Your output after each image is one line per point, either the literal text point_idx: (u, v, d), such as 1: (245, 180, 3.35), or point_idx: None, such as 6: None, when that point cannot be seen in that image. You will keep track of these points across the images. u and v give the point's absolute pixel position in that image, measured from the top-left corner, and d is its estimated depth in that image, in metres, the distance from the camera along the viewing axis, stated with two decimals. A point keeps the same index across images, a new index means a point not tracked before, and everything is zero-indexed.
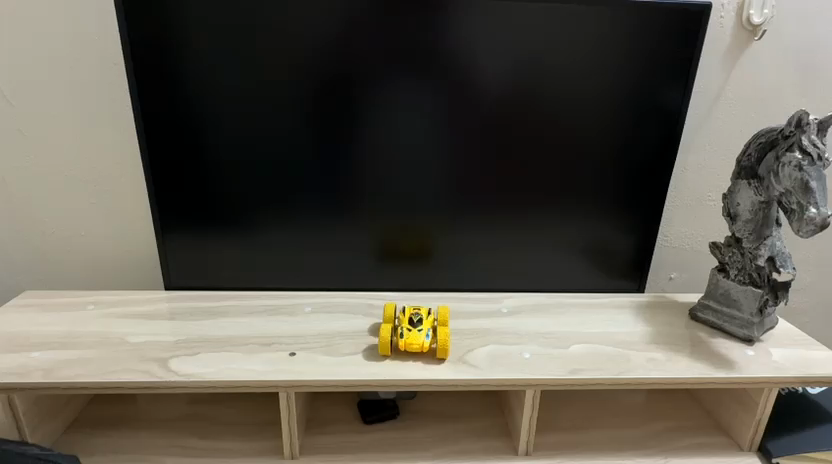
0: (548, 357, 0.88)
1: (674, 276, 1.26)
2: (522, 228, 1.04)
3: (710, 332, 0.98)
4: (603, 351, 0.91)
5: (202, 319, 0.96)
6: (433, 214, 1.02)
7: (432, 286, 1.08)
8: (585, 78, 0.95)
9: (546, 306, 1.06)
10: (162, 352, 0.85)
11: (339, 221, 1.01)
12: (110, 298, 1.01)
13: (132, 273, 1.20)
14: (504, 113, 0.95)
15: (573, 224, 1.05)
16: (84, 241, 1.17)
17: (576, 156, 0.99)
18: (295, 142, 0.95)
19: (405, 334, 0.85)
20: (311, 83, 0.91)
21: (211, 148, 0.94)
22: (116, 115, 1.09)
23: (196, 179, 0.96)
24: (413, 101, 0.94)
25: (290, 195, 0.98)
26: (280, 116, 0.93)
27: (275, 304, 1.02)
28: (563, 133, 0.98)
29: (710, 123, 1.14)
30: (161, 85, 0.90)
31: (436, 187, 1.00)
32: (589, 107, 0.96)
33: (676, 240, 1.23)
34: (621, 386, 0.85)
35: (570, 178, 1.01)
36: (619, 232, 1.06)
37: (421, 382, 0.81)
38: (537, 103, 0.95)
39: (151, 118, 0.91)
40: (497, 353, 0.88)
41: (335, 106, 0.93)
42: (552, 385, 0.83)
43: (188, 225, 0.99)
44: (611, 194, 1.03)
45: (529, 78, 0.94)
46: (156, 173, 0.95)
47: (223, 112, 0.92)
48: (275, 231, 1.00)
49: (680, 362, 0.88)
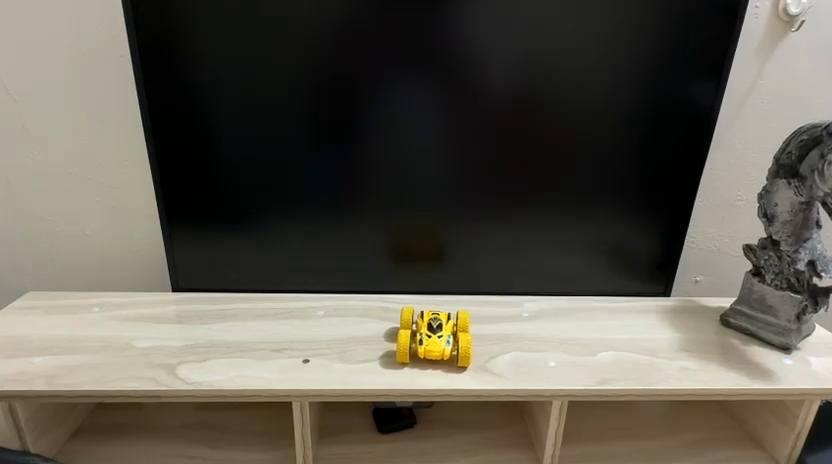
0: (574, 365, 0.83)
1: (699, 279, 1.20)
2: (543, 228, 1.00)
3: (744, 339, 0.93)
4: (631, 359, 0.86)
5: (210, 322, 0.92)
6: (449, 213, 0.97)
7: (448, 288, 1.03)
8: (611, 72, 0.90)
9: (567, 310, 1.01)
10: (169, 358, 0.81)
11: (352, 220, 0.96)
12: (114, 299, 0.97)
13: (137, 273, 1.16)
14: (527, 109, 0.91)
15: (597, 224, 1.00)
16: (89, 240, 1.14)
17: (602, 154, 0.95)
18: (308, 138, 0.90)
19: (424, 340, 0.81)
20: (325, 78, 0.87)
21: (220, 144, 0.90)
22: (122, 110, 1.05)
23: (204, 175, 0.92)
24: (431, 93, 0.89)
25: (301, 192, 0.94)
26: (293, 111, 0.89)
27: (285, 307, 0.98)
28: (587, 126, 0.93)
29: (741, 119, 1.08)
30: (168, 76, 0.85)
31: (453, 186, 0.95)
32: (616, 100, 0.91)
33: (702, 241, 1.18)
34: (651, 397, 0.80)
35: (595, 175, 0.96)
36: (645, 232, 1.01)
37: (442, 392, 0.77)
38: (560, 96, 0.90)
39: (157, 114, 0.87)
40: (519, 360, 0.84)
41: (349, 98, 0.88)
42: (578, 396, 0.79)
43: (194, 224, 0.95)
44: (637, 191, 0.98)
45: (554, 72, 0.89)
46: (163, 171, 0.91)
47: (232, 104, 0.88)
48: (286, 230, 0.96)
49: (714, 372, 0.83)
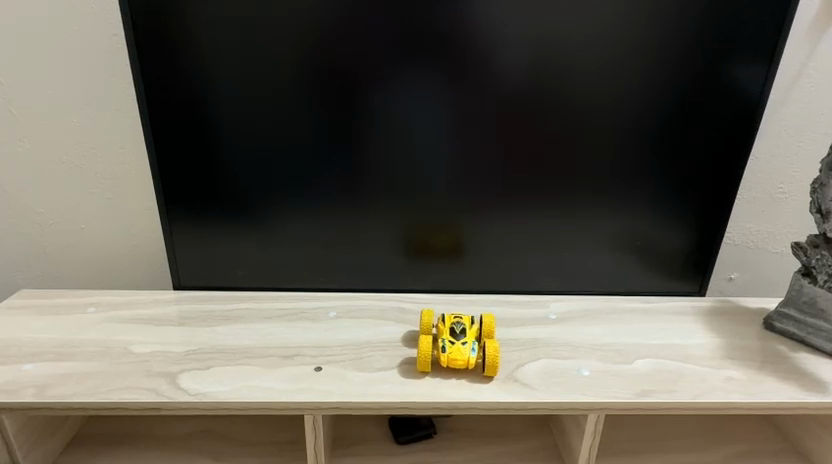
0: (610, 375, 0.77)
1: (734, 277, 1.13)
2: (571, 224, 0.92)
3: (792, 345, 0.86)
4: (671, 368, 0.79)
5: (214, 325, 0.85)
6: (470, 206, 0.90)
7: (468, 287, 0.96)
8: (651, 54, 0.82)
9: (597, 311, 0.94)
10: (170, 365, 0.75)
11: (366, 212, 0.89)
12: (111, 299, 0.90)
13: (136, 269, 1.10)
14: (555, 95, 0.83)
15: (628, 220, 0.92)
16: (85, 235, 1.07)
17: (639, 142, 0.87)
18: (318, 125, 0.83)
19: (447, 347, 0.75)
20: (337, 60, 0.80)
21: (224, 133, 0.83)
22: (116, 94, 0.97)
23: (205, 161, 0.84)
24: (454, 73, 0.81)
25: (309, 181, 0.86)
26: (302, 96, 0.81)
27: (294, 307, 0.91)
28: (622, 110, 0.84)
29: (787, 106, 1.00)
30: (167, 54, 0.78)
31: (474, 178, 0.88)
32: (655, 81, 0.83)
33: (739, 236, 1.10)
34: (695, 411, 0.74)
35: (629, 163, 0.88)
36: (683, 228, 0.93)
37: (468, 405, 0.71)
38: (595, 76, 0.82)
39: (155, 98, 0.81)
40: (550, 369, 0.77)
41: (363, 78, 0.81)
42: (617, 409, 0.72)
43: (196, 217, 0.88)
44: (675, 182, 0.89)
45: (589, 52, 0.81)
46: (162, 161, 0.84)
47: (235, 85, 0.80)
48: (295, 226, 0.89)
49: (763, 384, 0.77)
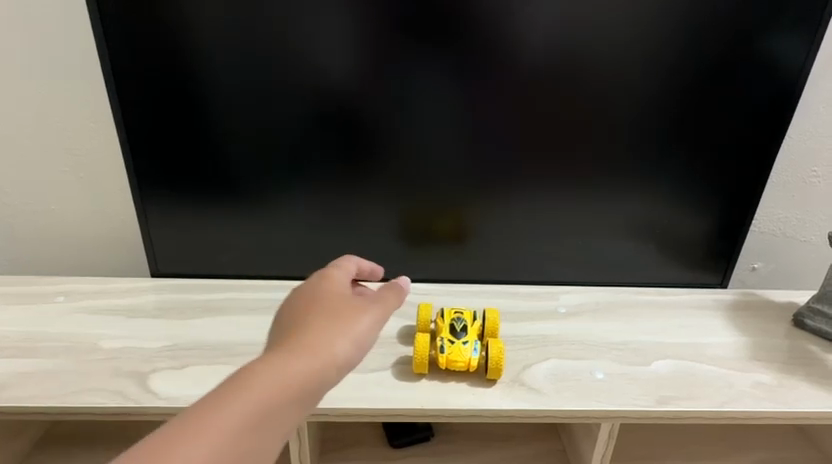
0: (627, 379, 0.70)
1: (757, 267, 1.04)
2: (584, 210, 0.83)
3: (824, 345, 0.79)
4: (695, 371, 0.72)
5: (193, 318, 0.79)
6: (475, 189, 0.81)
7: (471, 277, 0.88)
8: (685, 16, 0.71)
9: (611, 305, 0.86)
10: (142, 364, 0.70)
11: (358, 195, 0.81)
12: (82, 287, 0.84)
13: (113, 254, 1.02)
14: (571, 64, 0.73)
15: (648, 205, 0.83)
16: (56, 217, 0.99)
17: (664, 118, 0.77)
18: (305, 97, 0.74)
19: (446, 348, 0.68)
20: (324, 21, 0.70)
21: (201, 103, 0.74)
22: (81, 62, 0.88)
23: (179, 136, 0.76)
24: (459, 39, 0.71)
25: (295, 159, 0.78)
26: (286, 61, 0.72)
27: (281, 298, 0.84)
28: (646, 80, 0.75)
29: (826, 81, 0.91)
30: (132, 13, 0.69)
31: (479, 159, 0.79)
32: (685, 48, 0.73)
33: (765, 223, 1.01)
34: (720, 420, 0.67)
35: (652, 142, 0.79)
36: (708, 214, 0.84)
37: (469, 413, 0.64)
38: (617, 43, 0.73)
39: (120, 65, 0.72)
40: (561, 371, 0.70)
41: (354, 44, 0.71)
42: (634, 418, 0.66)
43: (172, 198, 0.80)
44: (702, 163, 0.80)
45: (613, 14, 0.71)
46: (132, 135, 0.76)
47: (209, 49, 0.71)
48: (282, 207, 0.81)
49: (795, 390, 0.70)
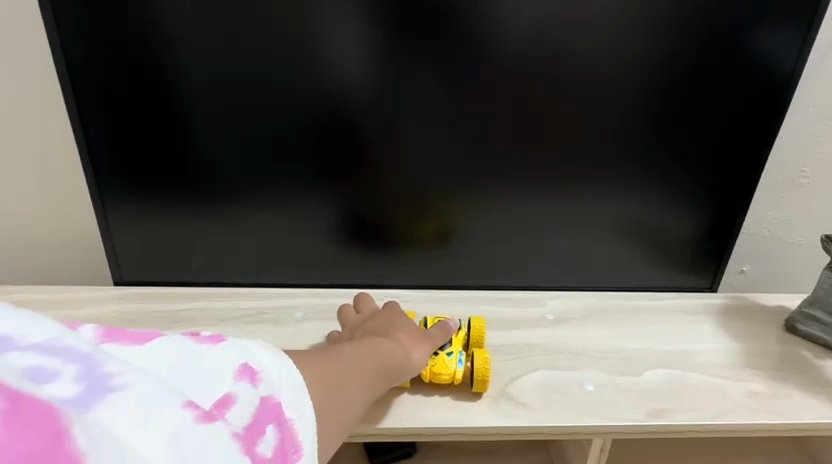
0: (617, 390, 0.67)
1: (746, 270, 1.03)
2: (572, 213, 0.80)
3: (818, 352, 0.77)
4: (686, 381, 0.69)
5: (158, 329, 0.74)
6: (459, 190, 0.77)
7: (455, 282, 0.84)
8: (676, 12, 0.68)
9: (600, 311, 0.83)
10: None
11: (337, 197, 0.76)
12: (37, 297, 0.78)
13: (74, 260, 0.96)
14: (559, 60, 0.70)
15: (638, 208, 0.80)
16: (12, 222, 0.93)
17: (654, 119, 0.74)
18: (275, 93, 0.69)
19: (430, 359, 0.64)
20: (297, 12, 0.65)
21: (164, 102, 0.69)
22: (35, 53, 0.82)
23: (141, 135, 0.71)
24: (440, 32, 0.67)
25: (266, 161, 0.73)
26: (257, 54, 0.67)
27: (253, 307, 0.79)
28: (635, 78, 0.72)
29: (816, 80, 0.89)
30: (85, 4, 0.64)
31: (463, 159, 0.75)
32: (675, 45, 0.70)
33: (754, 225, 1.00)
34: (714, 433, 0.65)
35: (641, 143, 0.76)
36: (697, 217, 0.82)
37: (453, 430, 0.60)
38: (604, 37, 0.69)
39: (74, 55, 0.66)
40: (549, 383, 0.67)
41: (329, 38, 0.67)
42: (625, 433, 0.63)
43: (134, 200, 0.75)
44: (692, 164, 0.78)
45: (602, 9, 0.68)
46: (89, 132, 0.70)
47: (171, 43, 0.66)
48: (253, 211, 0.76)
49: (789, 400, 0.68)
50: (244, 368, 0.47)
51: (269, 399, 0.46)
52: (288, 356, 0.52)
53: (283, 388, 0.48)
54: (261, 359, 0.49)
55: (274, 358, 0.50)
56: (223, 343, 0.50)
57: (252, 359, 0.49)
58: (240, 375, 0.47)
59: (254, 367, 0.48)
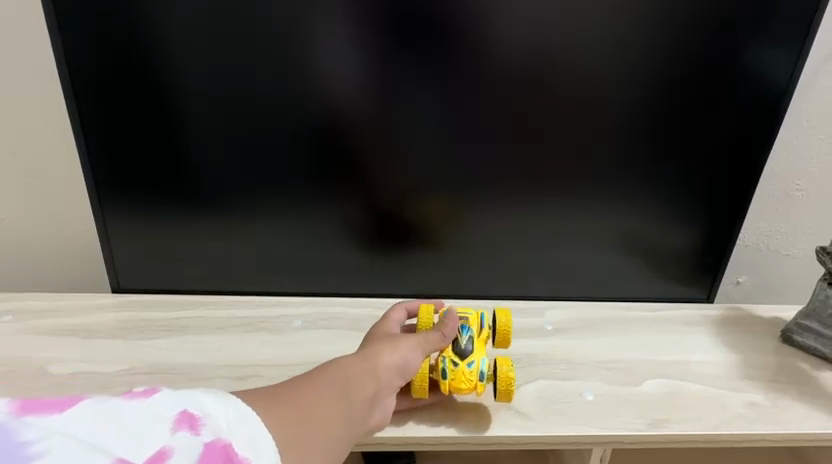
0: (617, 400, 0.67)
1: (742, 281, 1.04)
2: (572, 223, 0.81)
3: (816, 363, 0.77)
4: (685, 391, 0.70)
5: (156, 337, 0.74)
6: (459, 200, 0.77)
7: (454, 292, 0.84)
8: (673, 26, 0.70)
9: (600, 321, 0.83)
10: (97, 389, 0.65)
11: (339, 206, 0.76)
12: (33, 304, 0.77)
13: (71, 267, 0.95)
14: (558, 73, 0.71)
15: (636, 219, 0.81)
16: (9, 229, 0.92)
17: (652, 132, 0.75)
18: (277, 102, 0.70)
19: (451, 371, 0.61)
20: (301, 23, 0.66)
21: (166, 111, 0.69)
22: (38, 61, 0.82)
23: (143, 143, 0.71)
24: (441, 43, 0.68)
25: (267, 170, 0.73)
26: (260, 64, 0.68)
27: (253, 315, 0.79)
28: (633, 91, 0.73)
29: (809, 94, 0.90)
30: (90, 13, 0.64)
31: (463, 169, 0.76)
32: (673, 60, 0.71)
33: (749, 237, 1.01)
34: (713, 443, 0.65)
35: (639, 155, 0.77)
36: (695, 228, 0.82)
37: (453, 439, 0.60)
38: (603, 50, 0.70)
39: (76, 61, 0.66)
40: (549, 393, 0.67)
41: (331, 48, 0.67)
42: (625, 443, 0.63)
43: (134, 208, 0.75)
44: (690, 176, 0.79)
45: (601, 22, 0.69)
46: (89, 137, 0.70)
47: (175, 52, 0.67)
48: (254, 219, 0.76)
49: (788, 410, 0.68)
50: (184, 414, 0.39)
51: (215, 444, 0.38)
52: (244, 401, 0.43)
53: (234, 432, 0.39)
54: (207, 402, 0.41)
55: (221, 400, 0.41)
56: (161, 395, 0.41)
57: (195, 404, 0.40)
58: (180, 423, 0.39)
59: (196, 412, 0.40)
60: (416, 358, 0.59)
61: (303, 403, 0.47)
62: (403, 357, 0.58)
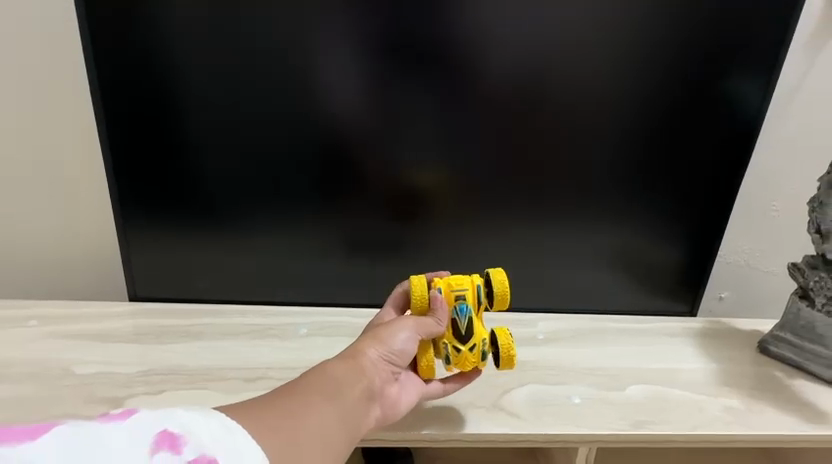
0: (602, 403, 0.71)
1: (724, 297, 1.09)
2: (561, 239, 0.87)
3: (790, 372, 0.82)
4: (667, 395, 0.74)
5: (171, 342, 0.79)
6: (456, 218, 0.83)
7: None
8: (651, 61, 0.77)
9: (588, 332, 0.88)
10: (117, 388, 0.70)
11: (344, 221, 0.82)
12: (56, 311, 0.82)
13: (88, 279, 1.01)
14: (547, 102, 0.78)
15: (620, 236, 0.87)
16: (32, 241, 0.98)
17: (635, 156, 0.82)
18: (290, 127, 0.76)
19: (454, 357, 0.64)
20: (313, 55, 0.73)
21: (188, 133, 0.76)
22: (70, 87, 0.90)
23: (166, 162, 0.77)
24: (440, 74, 0.75)
25: (279, 188, 0.79)
26: (276, 91, 0.74)
27: (262, 323, 0.84)
28: (616, 119, 0.79)
29: (781, 122, 0.98)
30: (124, 45, 0.71)
31: (460, 188, 0.82)
32: (652, 91, 0.78)
33: (731, 255, 1.07)
34: (692, 444, 0.70)
35: (622, 176, 0.83)
36: (676, 245, 0.88)
37: (450, 437, 0.65)
38: (588, 81, 0.77)
39: (108, 86, 0.73)
40: (539, 396, 0.72)
41: (341, 78, 0.74)
42: (610, 442, 0.68)
43: (154, 221, 0.81)
44: (670, 197, 0.85)
45: (585, 57, 0.76)
46: (115, 156, 0.76)
47: (199, 80, 0.73)
48: (265, 233, 0.82)
49: (762, 414, 0.73)
50: (163, 435, 0.40)
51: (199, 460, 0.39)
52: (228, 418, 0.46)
53: (217, 448, 0.41)
54: (186, 422, 0.42)
55: (199, 418, 0.43)
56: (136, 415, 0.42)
57: (172, 422, 0.42)
58: (161, 442, 0.40)
59: (175, 431, 0.41)
60: (409, 342, 0.61)
61: (290, 413, 0.49)
62: (394, 346, 0.60)
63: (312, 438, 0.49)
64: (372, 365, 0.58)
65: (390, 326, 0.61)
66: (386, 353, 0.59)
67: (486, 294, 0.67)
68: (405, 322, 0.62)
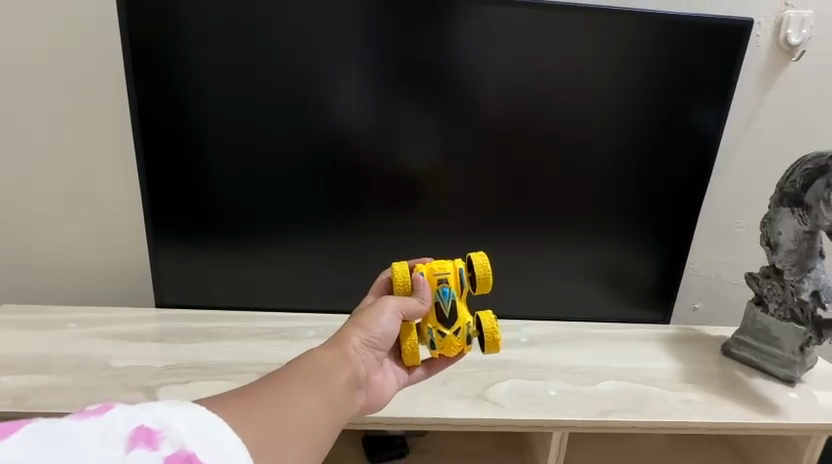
0: (576, 395, 0.81)
1: (698, 307, 1.18)
2: (542, 252, 0.97)
3: (750, 371, 0.91)
4: (635, 389, 0.83)
5: (194, 342, 0.88)
6: (447, 233, 0.94)
7: None
8: (615, 96, 0.89)
9: (567, 336, 0.98)
10: (149, 380, 0.79)
11: (348, 236, 0.93)
12: (93, 315, 0.93)
13: (116, 289, 1.11)
14: (527, 130, 0.89)
15: (596, 249, 0.97)
16: (67, 255, 1.09)
17: (607, 179, 0.93)
18: (304, 154, 0.87)
19: (439, 341, 0.71)
20: (324, 93, 0.85)
21: (215, 159, 0.87)
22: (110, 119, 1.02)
23: (194, 185, 0.88)
24: (433, 108, 0.87)
25: (293, 207, 0.90)
26: (292, 123, 0.86)
27: (274, 326, 0.94)
28: (589, 146, 0.91)
29: (741, 147, 1.09)
30: (162, 84, 0.83)
31: (450, 206, 0.92)
32: (618, 122, 0.90)
33: (702, 268, 1.16)
34: (656, 430, 0.78)
35: (596, 196, 0.93)
36: (647, 258, 0.98)
37: (440, 421, 0.74)
38: (562, 113, 0.89)
39: (145, 118, 0.84)
40: (520, 389, 0.81)
41: (348, 112, 0.86)
42: (582, 428, 0.76)
43: (181, 236, 0.91)
44: (639, 214, 0.95)
45: (559, 92, 0.88)
46: (150, 179, 0.87)
47: (226, 113, 0.85)
48: (278, 246, 0.93)
49: (720, 406, 0.82)
50: (138, 431, 0.38)
51: (179, 454, 0.38)
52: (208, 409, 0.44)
53: (196, 439, 0.39)
54: (161, 415, 0.40)
55: (173, 409, 0.41)
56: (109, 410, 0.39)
57: (145, 417, 0.39)
58: (134, 440, 0.37)
59: (152, 427, 0.38)
60: (390, 324, 0.67)
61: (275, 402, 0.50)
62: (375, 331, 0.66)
63: (301, 427, 0.50)
64: (355, 349, 0.63)
65: (372, 310, 0.67)
66: (367, 337, 0.65)
67: (468, 279, 0.74)
68: (385, 305, 0.67)
